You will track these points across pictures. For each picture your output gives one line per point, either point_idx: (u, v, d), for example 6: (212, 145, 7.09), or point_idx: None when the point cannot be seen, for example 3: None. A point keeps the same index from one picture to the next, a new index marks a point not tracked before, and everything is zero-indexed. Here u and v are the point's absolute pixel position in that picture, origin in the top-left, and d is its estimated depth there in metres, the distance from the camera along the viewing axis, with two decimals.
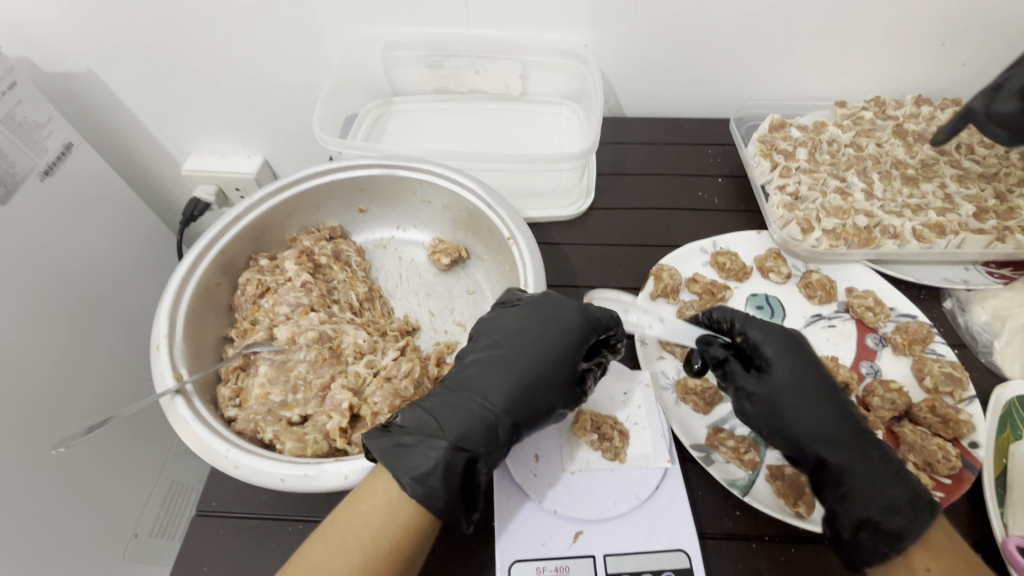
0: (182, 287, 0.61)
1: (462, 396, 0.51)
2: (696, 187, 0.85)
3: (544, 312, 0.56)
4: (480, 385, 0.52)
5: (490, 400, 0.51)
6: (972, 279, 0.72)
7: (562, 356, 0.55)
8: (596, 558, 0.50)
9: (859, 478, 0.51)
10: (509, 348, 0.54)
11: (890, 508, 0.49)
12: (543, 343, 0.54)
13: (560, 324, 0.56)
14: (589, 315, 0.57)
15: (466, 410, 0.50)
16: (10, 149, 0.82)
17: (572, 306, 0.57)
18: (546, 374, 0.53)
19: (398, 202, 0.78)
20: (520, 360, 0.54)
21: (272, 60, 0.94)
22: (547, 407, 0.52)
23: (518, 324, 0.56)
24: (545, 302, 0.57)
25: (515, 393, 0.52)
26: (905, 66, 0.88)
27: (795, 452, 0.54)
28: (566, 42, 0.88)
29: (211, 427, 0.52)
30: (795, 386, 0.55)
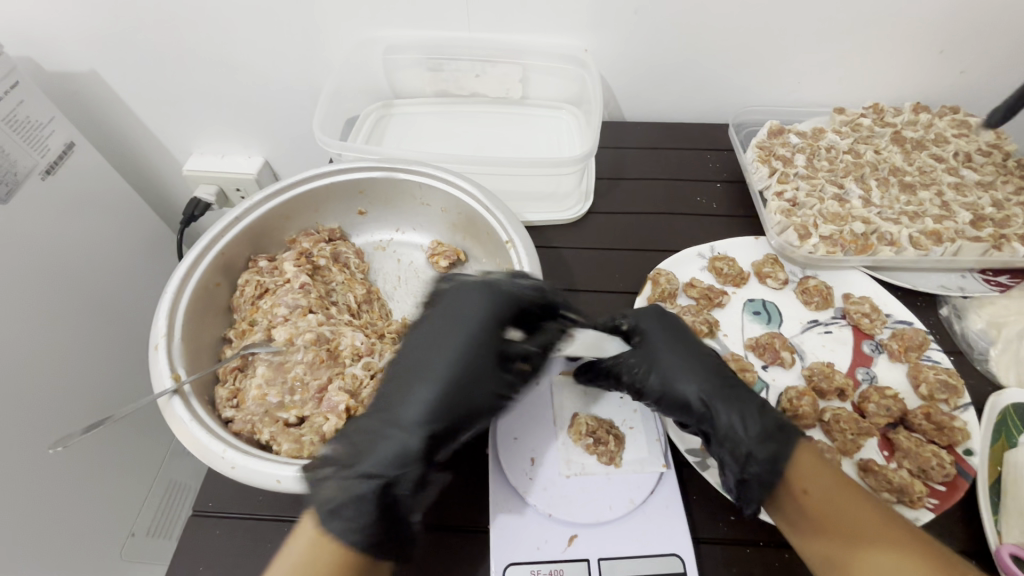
0: (181, 287, 0.61)
1: (378, 421, 0.51)
2: (694, 192, 0.85)
3: (451, 312, 0.57)
4: (394, 397, 0.53)
5: (401, 415, 0.51)
6: (969, 286, 0.72)
7: (471, 357, 0.54)
8: (590, 561, 0.50)
9: (727, 419, 0.54)
10: (419, 357, 0.55)
11: (761, 441, 0.52)
12: (455, 342, 0.55)
13: (465, 320, 0.56)
14: (496, 304, 0.56)
15: (382, 437, 0.50)
16: (13, 148, 0.82)
17: (477, 298, 0.57)
18: (461, 373, 0.53)
19: (397, 204, 0.78)
20: (432, 363, 0.54)
21: (274, 62, 0.94)
22: (472, 406, 0.53)
23: (428, 327, 0.56)
24: (450, 300, 0.58)
25: (430, 399, 0.52)
26: (904, 74, 0.88)
27: (672, 412, 0.57)
28: (566, 46, 0.88)
29: (207, 427, 0.52)
30: (662, 342, 0.59)
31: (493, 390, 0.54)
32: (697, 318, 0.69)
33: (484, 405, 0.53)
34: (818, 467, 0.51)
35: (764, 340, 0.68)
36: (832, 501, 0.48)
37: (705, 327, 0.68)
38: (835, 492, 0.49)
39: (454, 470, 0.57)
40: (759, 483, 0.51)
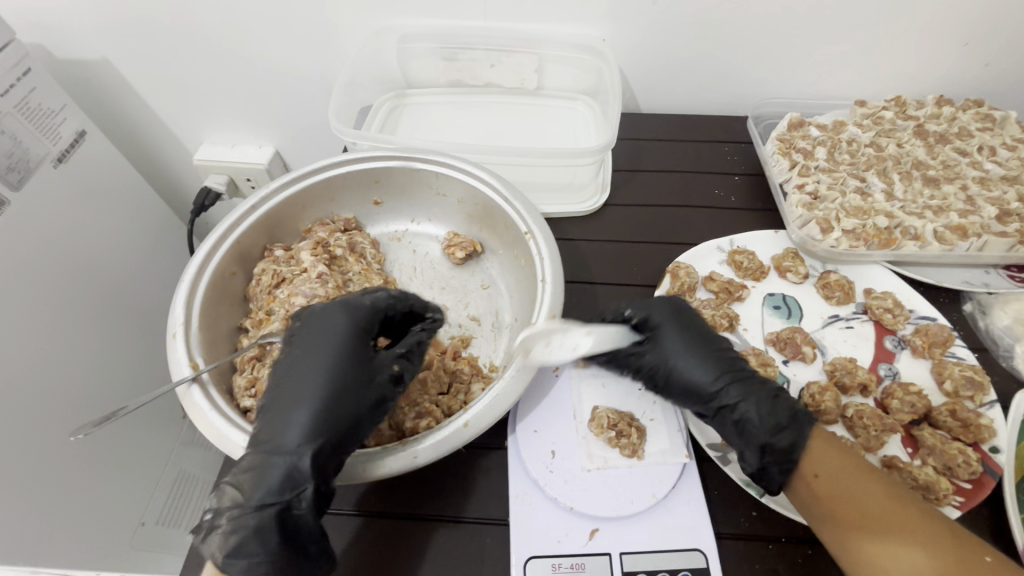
0: (198, 275, 0.61)
1: (255, 455, 0.47)
2: (713, 185, 0.84)
3: (318, 330, 0.53)
4: (273, 422, 0.49)
5: (280, 439, 0.48)
6: (993, 283, 0.72)
7: (341, 373, 0.51)
8: (611, 555, 0.50)
9: (744, 408, 0.53)
10: (287, 382, 0.51)
11: (778, 430, 0.51)
12: (324, 359, 0.51)
13: (330, 337, 0.53)
14: (355, 320, 0.54)
15: (266, 472, 0.46)
16: (24, 136, 0.82)
17: (338, 315, 0.54)
18: (337, 386, 0.50)
19: (413, 195, 0.77)
20: (301, 385, 0.50)
21: (287, 49, 0.93)
22: (353, 417, 0.50)
23: (297, 348, 0.53)
24: (315, 317, 0.55)
25: (309, 417, 0.48)
26: (928, 66, 0.86)
27: (688, 402, 0.57)
28: (583, 36, 0.87)
29: (227, 416, 0.52)
30: (678, 336, 0.58)
31: (371, 399, 0.51)
32: (717, 312, 0.68)
33: (365, 415, 0.51)
34: (825, 450, 0.50)
35: (785, 335, 0.67)
36: (839, 487, 0.48)
37: (726, 321, 0.67)
38: (842, 477, 0.48)
39: (472, 462, 0.56)
40: (780, 471, 0.50)
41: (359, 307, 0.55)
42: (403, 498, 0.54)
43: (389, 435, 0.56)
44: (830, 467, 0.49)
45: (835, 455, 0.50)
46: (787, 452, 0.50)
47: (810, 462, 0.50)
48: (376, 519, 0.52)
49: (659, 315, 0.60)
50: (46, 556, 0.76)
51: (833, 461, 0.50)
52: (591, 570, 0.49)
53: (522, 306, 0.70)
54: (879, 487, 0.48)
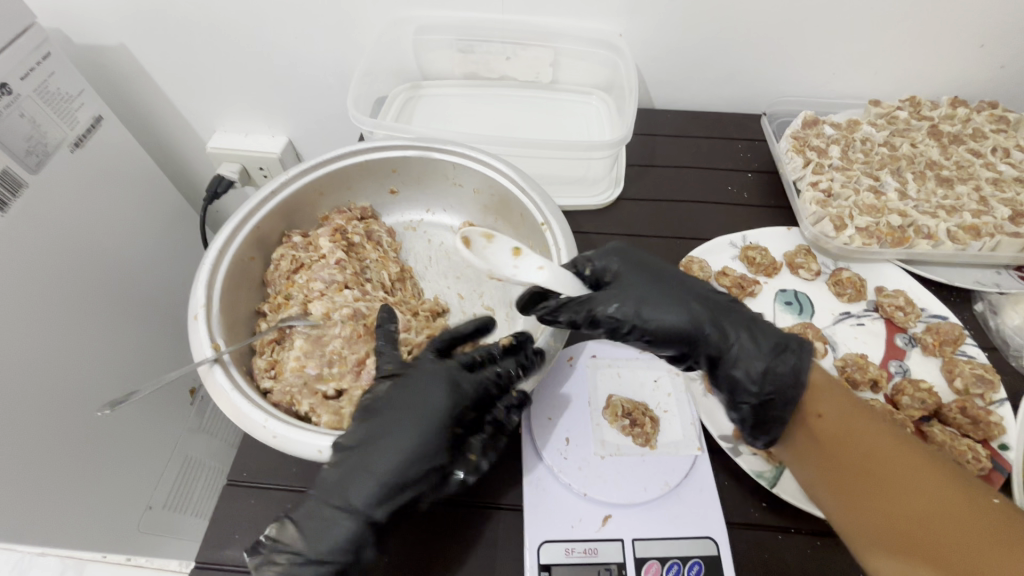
0: (219, 259, 0.61)
1: (322, 503, 0.46)
2: (726, 182, 0.85)
3: (418, 395, 0.50)
4: (348, 475, 0.47)
5: (351, 498, 0.46)
6: (1004, 283, 0.72)
7: (430, 438, 0.48)
8: (624, 541, 0.51)
9: (739, 343, 0.52)
10: (367, 443, 0.48)
11: (773, 359, 0.51)
12: (417, 424, 0.49)
13: (430, 406, 0.49)
14: (460, 393, 0.51)
15: (328, 517, 0.46)
16: (42, 120, 0.82)
17: (443, 383, 0.51)
18: (423, 458, 0.48)
19: (429, 184, 0.78)
20: (383, 447, 0.48)
21: (304, 38, 0.93)
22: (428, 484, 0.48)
23: (384, 407, 0.50)
24: (411, 378, 0.52)
25: (383, 484, 0.47)
26: (944, 66, 0.86)
27: (672, 346, 0.54)
28: (600, 31, 0.87)
29: (249, 398, 0.52)
30: (637, 283, 0.54)
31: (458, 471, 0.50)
32: None
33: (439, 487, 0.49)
34: (826, 389, 0.51)
35: (797, 330, 0.67)
36: (842, 426, 0.48)
37: None
38: (850, 419, 0.48)
39: None
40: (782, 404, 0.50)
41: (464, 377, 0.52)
42: None
43: None
44: (834, 408, 0.49)
45: (844, 399, 0.50)
46: (785, 385, 0.51)
47: (817, 405, 0.50)
48: None
49: (615, 264, 0.56)
50: (54, 536, 0.76)
51: (838, 404, 0.50)
52: (604, 555, 0.50)
53: None
54: (886, 425, 0.48)
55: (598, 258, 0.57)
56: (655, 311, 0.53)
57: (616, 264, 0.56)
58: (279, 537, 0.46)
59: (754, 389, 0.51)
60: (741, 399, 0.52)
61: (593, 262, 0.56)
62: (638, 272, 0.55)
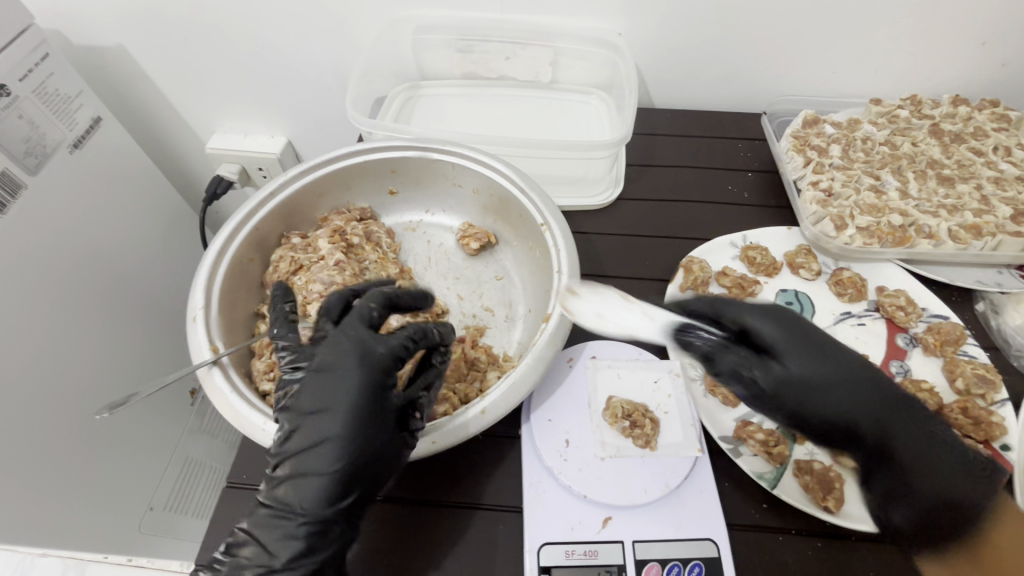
0: (217, 261, 0.61)
1: (275, 510, 0.45)
2: (726, 181, 0.84)
3: (333, 381, 0.47)
4: (291, 483, 0.45)
5: (302, 501, 0.45)
6: (1006, 282, 0.72)
7: (356, 422, 0.46)
8: (624, 543, 0.51)
9: (916, 454, 0.46)
10: (302, 441, 0.46)
11: (956, 477, 0.45)
12: (342, 412, 0.46)
13: (347, 386, 0.47)
14: (367, 359, 0.48)
15: (284, 526, 0.44)
16: (41, 121, 0.82)
17: (348, 359, 0.48)
18: (359, 440, 0.46)
19: (428, 185, 0.78)
20: (317, 442, 0.45)
21: (303, 38, 0.93)
22: (376, 468, 0.46)
23: (307, 400, 0.47)
24: (322, 363, 0.48)
25: (327, 479, 0.45)
26: (945, 64, 0.86)
27: (824, 434, 0.48)
28: (599, 30, 0.87)
29: (248, 400, 0.52)
30: (807, 364, 0.46)
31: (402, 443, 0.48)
32: None
33: (390, 463, 0.47)
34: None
35: None
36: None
37: None
38: None
39: (486, 450, 0.57)
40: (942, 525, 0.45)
41: (374, 346, 0.49)
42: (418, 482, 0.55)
43: None
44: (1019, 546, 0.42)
45: None
46: (946, 501, 0.45)
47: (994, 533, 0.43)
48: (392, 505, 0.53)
49: (773, 332, 0.47)
50: (56, 536, 0.76)
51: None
52: (604, 557, 0.50)
53: (536, 297, 0.70)
54: None
55: (756, 319, 0.48)
56: (817, 399, 0.46)
57: (769, 333, 0.47)
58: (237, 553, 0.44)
59: (917, 501, 0.45)
60: (875, 483, 0.48)
61: (751, 322, 0.48)
62: (802, 350, 0.46)
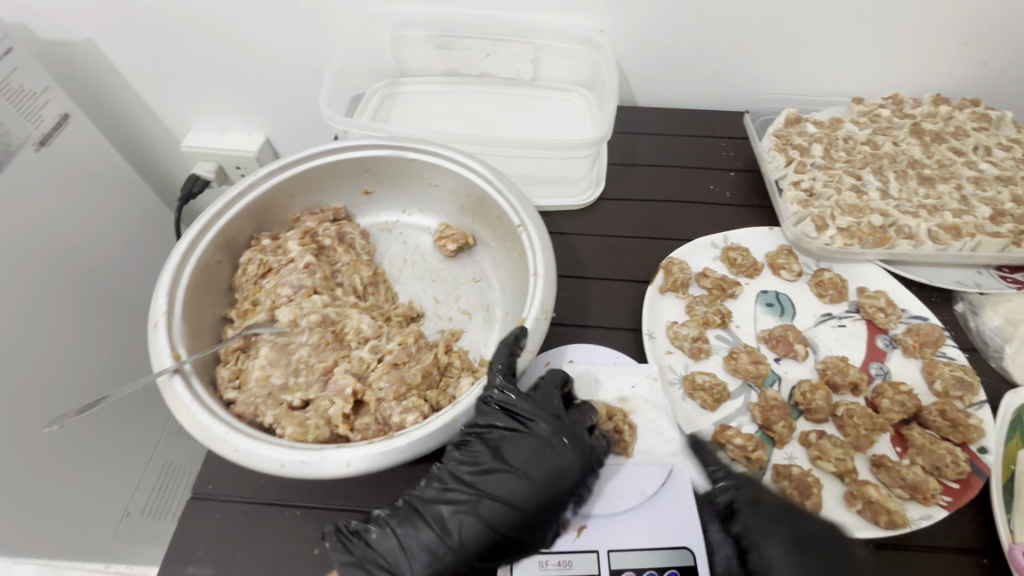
0: (183, 263, 0.59)
1: (428, 530, 0.48)
2: (708, 181, 0.83)
3: (546, 455, 0.51)
4: (465, 515, 0.49)
5: (459, 531, 0.48)
6: (985, 283, 0.71)
7: (551, 489, 0.50)
8: (599, 553, 0.50)
9: None
10: (498, 482, 0.50)
11: None
12: (533, 486, 0.50)
13: (556, 471, 0.50)
14: (588, 465, 0.51)
15: (430, 544, 0.48)
16: (5, 118, 0.79)
17: (571, 447, 0.52)
18: (532, 520, 0.49)
19: (404, 184, 0.76)
20: (511, 488, 0.50)
21: (278, 33, 0.91)
22: (523, 549, 0.49)
23: (511, 451, 0.52)
24: (549, 438, 0.52)
25: (492, 528, 0.49)
26: (927, 64, 0.86)
27: None
28: (581, 27, 0.85)
29: (210, 409, 0.50)
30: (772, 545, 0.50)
31: (548, 536, 0.50)
32: (710, 309, 0.68)
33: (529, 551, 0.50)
34: None
35: (778, 333, 0.66)
36: None
37: (717, 317, 0.67)
38: None
39: None
40: None
41: (592, 448, 0.52)
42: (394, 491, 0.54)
43: (375, 430, 0.54)
44: None
45: None
46: None
47: None
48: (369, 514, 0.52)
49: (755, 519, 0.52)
50: (33, 544, 0.74)
51: None
52: (578, 567, 0.49)
53: (514, 300, 0.69)
54: None
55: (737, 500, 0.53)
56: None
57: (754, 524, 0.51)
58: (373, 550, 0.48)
59: None
60: None
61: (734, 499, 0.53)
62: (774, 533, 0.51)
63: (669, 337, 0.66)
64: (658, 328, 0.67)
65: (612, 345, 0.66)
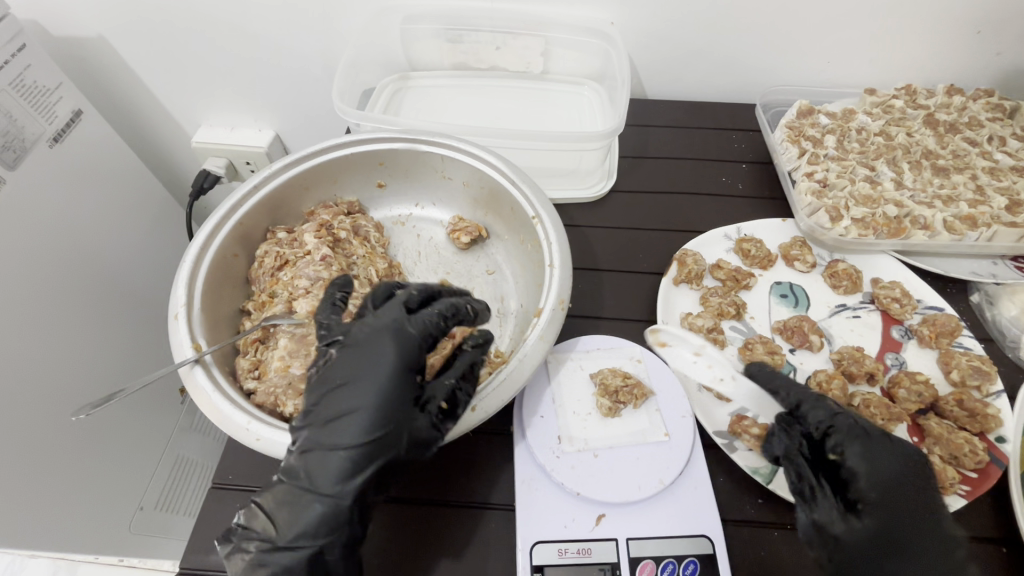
0: (201, 255, 0.60)
1: (286, 484, 0.46)
2: (720, 173, 0.83)
3: (358, 357, 0.48)
4: (308, 452, 0.45)
5: (316, 471, 0.45)
6: (1001, 273, 0.71)
7: (384, 389, 0.46)
8: (618, 541, 0.50)
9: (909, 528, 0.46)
10: (327, 407, 0.47)
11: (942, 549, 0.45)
12: (359, 385, 0.47)
13: (376, 363, 0.47)
14: (404, 338, 0.49)
15: (289, 495, 0.45)
16: (19, 113, 0.79)
17: (380, 337, 0.49)
18: (378, 413, 0.46)
19: (417, 177, 0.76)
20: (343, 407, 0.46)
21: (290, 28, 0.91)
22: (397, 440, 0.46)
23: (332, 372, 0.48)
24: (359, 339, 0.49)
25: (342, 452, 0.45)
26: (940, 54, 0.85)
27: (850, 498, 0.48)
28: (592, 20, 0.85)
29: (231, 399, 0.51)
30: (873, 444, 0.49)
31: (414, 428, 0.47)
32: (724, 300, 0.68)
33: (405, 434, 0.46)
34: None
35: (793, 323, 0.66)
36: None
37: (732, 309, 0.67)
38: None
39: (477, 444, 0.57)
40: None
41: (406, 325, 0.50)
42: (415, 482, 0.54)
43: None
44: None
45: None
46: None
47: None
48: (392, 505, 0.53)
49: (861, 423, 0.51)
50: (52, 536, 0.75)
51: None
52: (597, 555, 0.49)
53: (528, 292, 0.69)
54: None
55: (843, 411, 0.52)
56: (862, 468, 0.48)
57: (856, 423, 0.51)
58: (248, 525, 0.46)
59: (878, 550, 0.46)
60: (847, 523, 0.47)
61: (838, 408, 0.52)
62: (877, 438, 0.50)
63: (683, 328, 0.66)
64: (673, 319, 0.67)
65: (626, 336, 0.66)
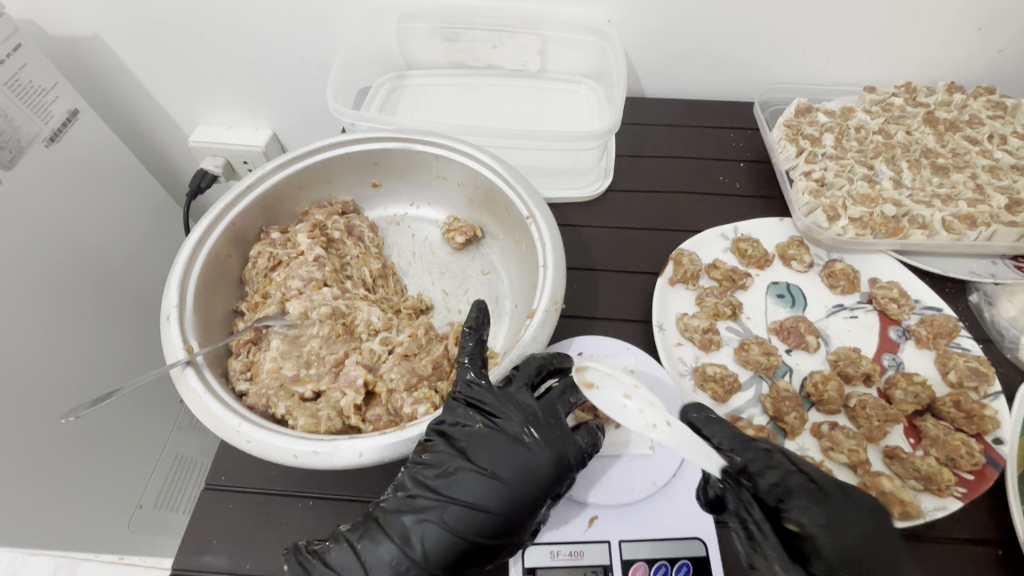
0: (192, 258, 0.59)
1: (392, 546, 0.46)
2: (718, 172, 0.83)
3: (515, 454, 0.49)
4: (430, 523, 0.46)
5: (424, 547, 0.46)
6: (1000, 273, 0.70)
7: (525, 500, 0.47)
8: (610, 543, 0.50)
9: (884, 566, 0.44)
10: (460, 488, 0.47)
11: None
12: (505, 487, 0.47)
13: (529, 472, 0.48)
14: (566, 462, 0.49)
15: (389, 557, 0.45)
16: (15, 114, 0.79)
17: (543, 445, 0.49)
18: (506, 522, 0.47)
19: (412, 177, 0.76)
20: (476, 493, 0.47)
21: (285, 27, 0.90)
22: (504, 550, 0.48)
23: (477, 455, 0.49)
24: (519, 435, 0.49)
25: (456, 539, 0.46)
26: (941, 52, 0.84)
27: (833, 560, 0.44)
28: (589, 18, 0.85)
29: (223, 401, 0.51)
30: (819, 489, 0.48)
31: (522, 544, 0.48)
32: (720, 300, 0.67)
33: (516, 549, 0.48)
34: None
35: (789, 323, 0.66)
36: None
37: (728, 309, 0.66)
38: None
39: None
40: None
41: (569, 445, 0.50)
42: None
43: (386, 420, 0.54)
44: None
45: None
46: None
47: None
48: None
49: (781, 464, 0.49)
50: (50, 535, 0.75)
51: None
52: (590, 557, 0.49)
53: (522, 292, 0.69)
54: None
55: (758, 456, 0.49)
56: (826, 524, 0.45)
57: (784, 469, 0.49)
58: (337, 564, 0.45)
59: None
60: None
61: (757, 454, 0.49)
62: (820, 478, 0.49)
63: (679, 328, 0.66)
64: (668, 319, 0.67)
65: (622, 336, 0.65)
